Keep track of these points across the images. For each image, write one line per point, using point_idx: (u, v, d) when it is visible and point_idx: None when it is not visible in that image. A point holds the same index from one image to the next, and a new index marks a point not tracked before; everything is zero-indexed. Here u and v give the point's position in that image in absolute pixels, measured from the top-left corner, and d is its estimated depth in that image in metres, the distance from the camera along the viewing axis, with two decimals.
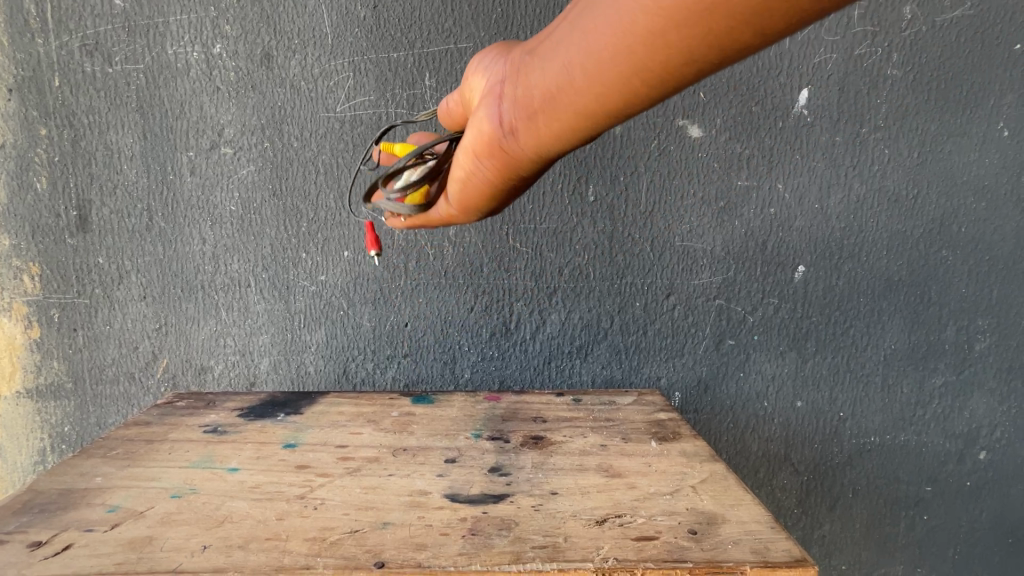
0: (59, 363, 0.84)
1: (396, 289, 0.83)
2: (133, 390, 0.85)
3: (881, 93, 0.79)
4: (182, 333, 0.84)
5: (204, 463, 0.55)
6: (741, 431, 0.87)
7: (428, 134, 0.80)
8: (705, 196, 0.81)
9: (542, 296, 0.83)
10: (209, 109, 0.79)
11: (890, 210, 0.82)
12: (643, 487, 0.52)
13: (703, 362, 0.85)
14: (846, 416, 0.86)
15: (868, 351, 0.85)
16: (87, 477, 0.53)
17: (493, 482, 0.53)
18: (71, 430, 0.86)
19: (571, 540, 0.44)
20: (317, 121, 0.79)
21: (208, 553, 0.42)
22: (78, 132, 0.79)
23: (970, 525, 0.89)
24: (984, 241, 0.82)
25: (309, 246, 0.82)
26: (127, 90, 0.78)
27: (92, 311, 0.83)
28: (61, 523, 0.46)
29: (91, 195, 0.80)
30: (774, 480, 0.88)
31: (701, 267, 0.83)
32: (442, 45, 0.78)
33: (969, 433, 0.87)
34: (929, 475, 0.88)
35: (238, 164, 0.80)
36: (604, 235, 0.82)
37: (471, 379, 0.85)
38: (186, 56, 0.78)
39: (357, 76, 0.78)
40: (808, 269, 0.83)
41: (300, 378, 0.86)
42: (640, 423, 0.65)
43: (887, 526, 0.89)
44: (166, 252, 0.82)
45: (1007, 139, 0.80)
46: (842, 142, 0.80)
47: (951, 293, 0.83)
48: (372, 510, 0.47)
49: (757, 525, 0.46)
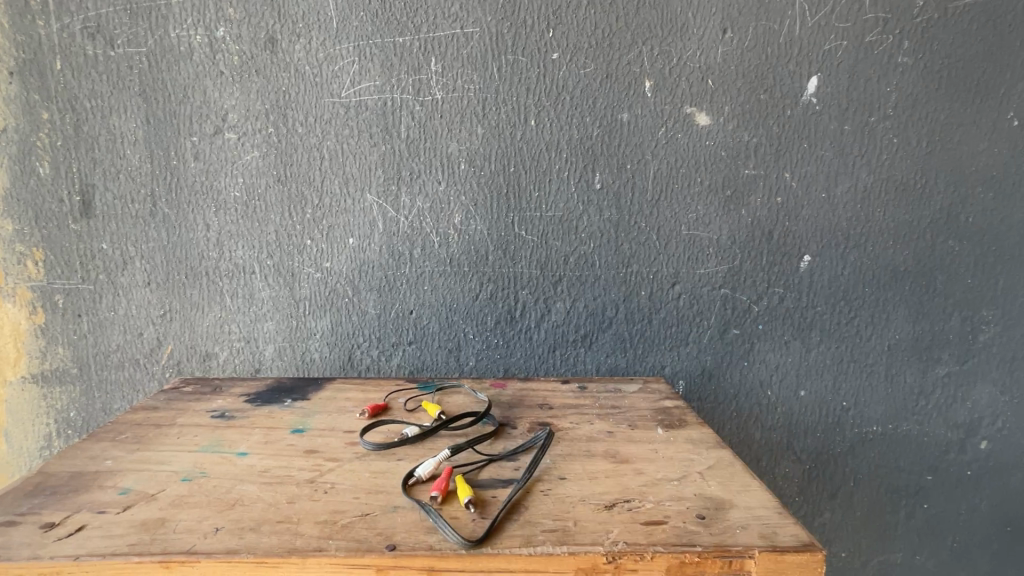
0: (64, 349, 0.84)
1: (401, 276, 0.83)
2: (138, 376, 0.85)
3: (891, 81, 0.78)
4: (187, 319, 0.84)
5: (212, 447, 0.56)
6: (744, 420, 0.87)
7: (434, 121, 0.79)
8: (712, 184, 0.81)
9: (547, 285, 0.83)
10: (213, 93, 0.78)
11: (898, 200, 0.81)
12: (650, 473, 0.52)
13: (708, 351, 0.85)
14: (849, 405, 0.87)
15: (872, 341, 0.85)
16: (97, 460, 0.53)
17: (502, 467, 0.53)
18: (76, 415, 0.86)
19: (581, 524, 0.44)
20: (322, 107, 0.79)
21: (220, 535, 0.42)
22: (80, 116, 0.78)
23: (970, 514, 0.90)
24: (991, 232, 0.82)
25: (314, 233, 0.82)
26: (130, 74, 0.77)
27: (96, 297, 0.83)
28: (73, 505, 0.46)
29: (94, 180, 0.80)
30: (776, 468, 0.89)
31: (707, 256, 0.83)
32: (449, 29, 0.77)
33: (971, 423, 0.87)
34: (931, 464, 0.88)
35: (243, 149, 0.80)
36: (610, 223, 0.82)
37: (475, 367, 0.85)
38: (189, 39, 0.77)
39: (362, 60, 0.77)
40: (814, 258, 0.83)
41: (305, 365, 0.86)
42: (645, 410, 0.66)
43: (887, 514, 0.90)
44: (170, 238, 0.82)
45: (1017, 128, 0.80)
46: (850, 130, 0.80)
47: (957, 284, 0.83)
48: (382, 494, 0.48)
49: (765, 511, 0.47)
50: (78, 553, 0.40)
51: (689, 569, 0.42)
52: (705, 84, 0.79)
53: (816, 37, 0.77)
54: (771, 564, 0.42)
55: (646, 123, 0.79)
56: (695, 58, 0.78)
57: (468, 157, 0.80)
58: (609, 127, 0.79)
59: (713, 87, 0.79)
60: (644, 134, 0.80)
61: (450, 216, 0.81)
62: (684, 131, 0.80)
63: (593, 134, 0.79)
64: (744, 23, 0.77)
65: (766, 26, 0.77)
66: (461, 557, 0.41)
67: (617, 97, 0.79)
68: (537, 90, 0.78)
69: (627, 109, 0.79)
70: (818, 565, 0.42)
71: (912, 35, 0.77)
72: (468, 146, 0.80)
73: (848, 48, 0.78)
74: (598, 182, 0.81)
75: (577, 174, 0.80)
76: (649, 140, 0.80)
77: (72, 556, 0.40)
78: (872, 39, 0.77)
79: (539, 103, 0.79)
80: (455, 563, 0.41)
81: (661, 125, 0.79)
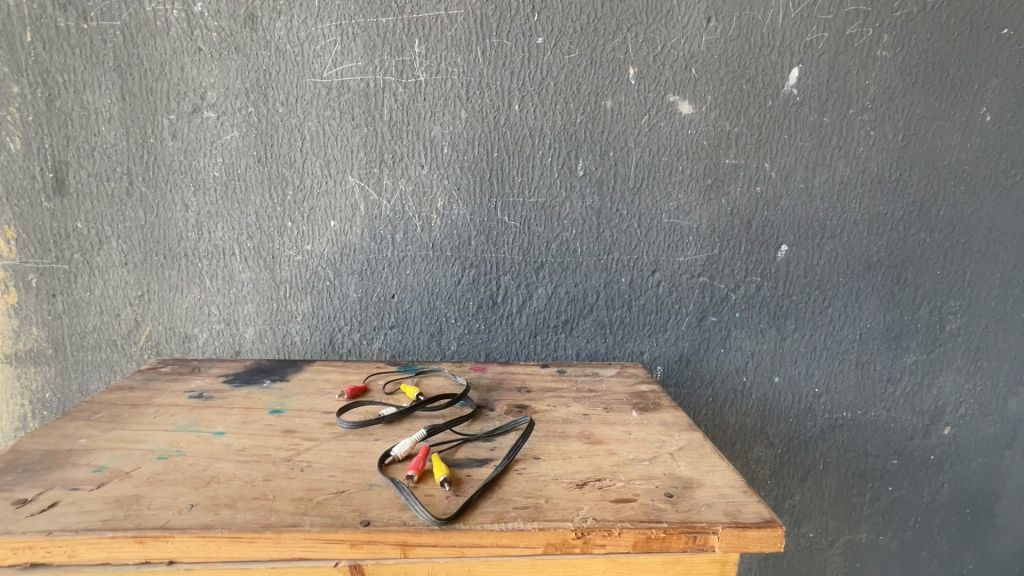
0: (38, 329, 0.83)
1: (383, 260, 0.83)
2: (116, 358, 0.85)
3: (871, 74, 0.80)
4: (165, 300, 0.83)
5: (189, 427, 0.56)
6: (719, 405, 0.89)
7: (417, 103, 0.78)
8: (693, 173, 0.82)
9: (529, 270, 0.84)
10: (191, 71, 0.77)
11: (873, 192, 0.83)
12: (623, 453, 0.53)
13: (686, 338, 0.87)
14: (821, 392, 0.89)
15: (845, 330, 0.87)
16: (71, 439, 0.53)
17: (478, 447, 0.54)
18: (52, 396, 0.85)
19: (552, 501, 0.46)
20: (303, 87, 0.78)
21: (195, 511, 0.43)
22: (52, 91, 0.76)
23: (932, 496, 0.94)
24: (961, 225, 0.84)
25: (294, 216, 0.81)
26: (104, 48, 0.76)
27: (71, 276, 0.82)
28: (46, 482, 0.46)
29: (68, 157, 0.78)
30: (749, 452, 0.91)
31: (686, 245, 0.84)
32: (433, 11, 0.76)
33: (935, 410, 0.90)
34: (896, 449, 0.92)
35: (222, 129, 0.78)
36: (592, 210, 0.82)
37: (457, 351, 0.86)
38: (165, 14, 0.75)
39: (345, 40, 0.76)
40: (791, 248, 0.85)
41: (285, 348, 0.86)
42: (622, 394, 0.67)
43: (854, 497, 0.93)
44: (148, 218, 0.81)
45: (989, 124, 0.82)
46: (829, 122, 0.81)
47: (927, 275, 0.86)
48: (357, 473, 0.48)
49: (730, 490, 0.48)
50: (50, 529, 0.40)
51: (655, 544, 0.43)
52: (688, 73, 0.79)
53: (799, 28, 0.78)
54: (733, 539, 0.43)
55: (630, 110, 0.80)
56: (679, 46, 0.78)
57: (451, 142, 0.80)
58: (593, 114, 0.80)
59: (697, 76, 0.79)
60: (627, 121, 0.80)
61: (432, 200, 0.81)
62: (667, 120, 0.80)
63: (576, 121, 0.80)
64: (728, 13, 0.77)
65: (750, 15, 0.78)
66: (433, 532, 0.42)
67: (601, 83, 0.79)
68: (521, 75, 0.78)
69: (610, 96, 0.79)
70: (777, 540, 0.44)
71: (892, 28, 0.78)
72: (452, 130, 0.79)
73: (829, 40, 0.78)
74: (580, 169, 0.81)
75: (560, 160, 0.81)
76: (632, 127, 0.80)
77: (45, 531, 0.40)
78: (852, 32, 0.78)
79: (523, 88, 0.78)
80: (428, 538, 0.42)
81: (644, 113, 0.80)
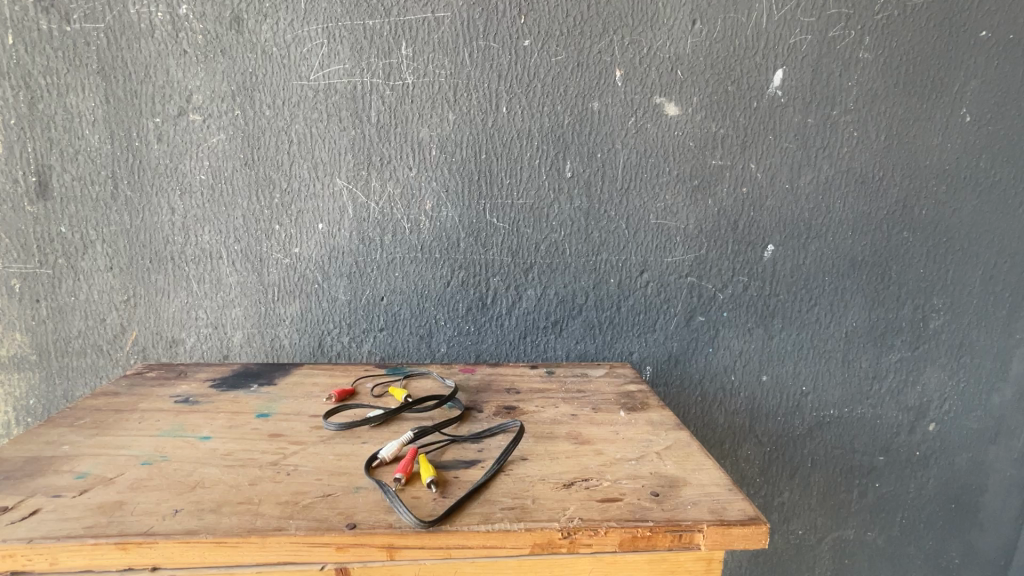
0: (22, 335, 0.82)
1: (372, 262, 0.83)
2: (101, 363, 0.84)
3: (853, 76, 0.81)
4: (152, 304, 0.83)
5: (173, 432, 0.55)
6: (708, 404, 0.90)
7: (404, 105, 0.78)
8: (681, 174, 0.82)
9: (517, 272, 0.84)
10: (176, 73, 0.76)
11: (857, 192, 0.84)
12: (610, 453, 0.54)
13: (674, 337, 0.87)
14: (808, 390, 0.90)
15: (831, 328, 0.88)
16: (53, 445, 0.52)
17: (466, 449, 0.54)
18: (37, 402, 0.84)
19: (539, 501, 0.46)
20: (290, 89, 0.77)
21: (180, 516, 0.42)
22: (35, 94, 0.75)
23: (918, 492, 0.95)
24: (944, 224, 0.86)
25: (282, 218, 0.81)
26: (88, 51, 0.75)
27: (56, 282, 0.81)
28: (27, 490, 0.46)
29: (51, 161, 0.77)
30: (739, 450, 0.92)
31: (675, 245, 0.85)
32: (420, 13, 0.76)
33: (920, 406, 0.91)
34: (883, 445, 0.93)
35: (208, 131, 0.78)
36: (581, 211, 0.83)
37: (447, 352, 0.86)
38: (149, 16, 0.75)
39: (332, 43, 0.76)
40: (777, 248, 0.85)
41: (275, 351, 0.85)
42: (610, 394, 0.68)
43: (843, 494, 0.94)
44: (134, 222, 0.80)
45: (969, 124, 0.83)
46: (814, 123, 0.82)
47: (910, 274, 0.87)
48: (344, 476, 0.48)
49: (716, 487, 0.49)
50: (31, 537, 0.40)
51: (641, 543, 0.43)
52: (674, 75, 0.80)
53: (783, 30, 0.79)
54: (717, 537, 0.44)
55: (617, 112, 0.80)
56: (664, 48, 0.79)
57: (439, 144, 0.80)
58: (580, 116, 0.80)
59: (682, 78, 0.80)
60: (615, 123, 0.80)
61: (420, 202, 0.81)
62: (654, 121, 0.81)
63: (564, 122, 0.80)
64: (713, 15, 0.78)
65: (735, 18, 0.78)
66: (419, 534, 0.42)
67: (589, 85, 0.79)
68: (509, 77, 0.78)
69: (597, 98, 0.80)
70: (762, 537, 0.44)
71: (874, 31, 0.79)
72: (440, 132, 0.79)
73: (812, 42, 0.79)
74: (568, 171, 0.81)
75: (548, 162, 0.81)
76: (619, 129, 0.81)
77: (25, 539, 0.40)
78: (835, 34, 0.79)
79: (510, 90, 0.79)
80: (414, 540, 0.42)
81: (631, 114, 0.80)
